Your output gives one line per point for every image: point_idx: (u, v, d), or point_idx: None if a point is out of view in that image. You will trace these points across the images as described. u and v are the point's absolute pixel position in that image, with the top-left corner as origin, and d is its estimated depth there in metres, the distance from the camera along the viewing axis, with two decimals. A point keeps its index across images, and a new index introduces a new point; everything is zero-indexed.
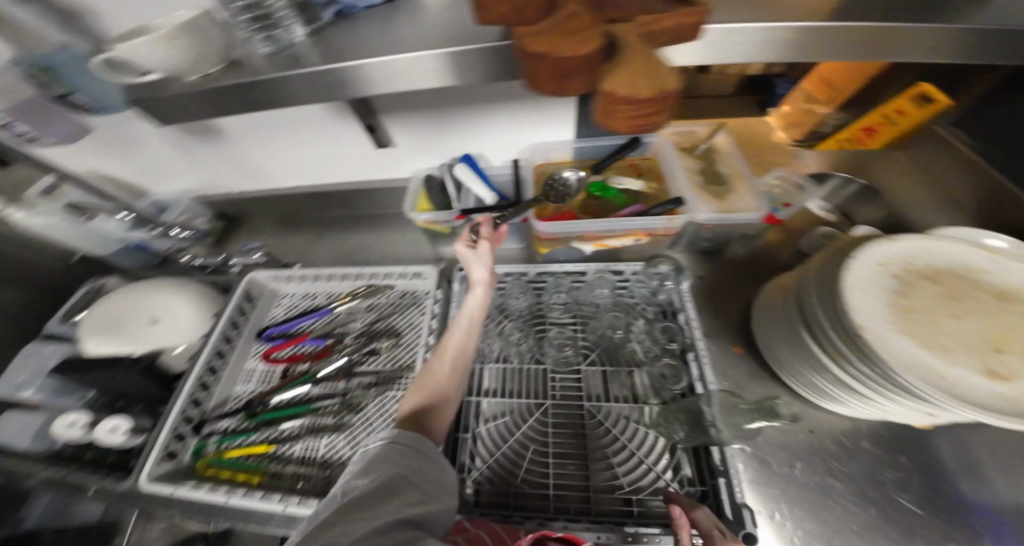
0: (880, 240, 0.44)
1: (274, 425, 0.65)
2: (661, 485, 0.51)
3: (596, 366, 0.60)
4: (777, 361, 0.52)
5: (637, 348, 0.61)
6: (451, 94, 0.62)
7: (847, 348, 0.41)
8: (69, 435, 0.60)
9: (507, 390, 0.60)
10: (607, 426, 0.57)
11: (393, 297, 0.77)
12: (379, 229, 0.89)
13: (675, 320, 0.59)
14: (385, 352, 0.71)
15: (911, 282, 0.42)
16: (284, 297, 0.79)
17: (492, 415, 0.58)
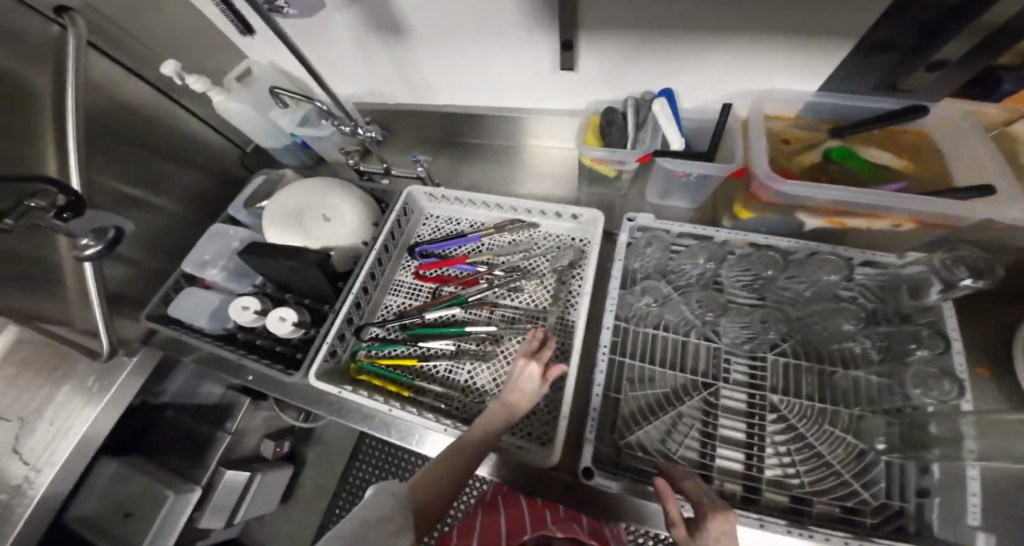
0: None
1: (422, 341, 0.65)
2: (850, 490, 0.47)
3: (786, 357, 0.54)
4: None
5: (837, 349, 0.53)
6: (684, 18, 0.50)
7: None
8: (243, 318, 0.66)
9: (672, 362, 0.55)
10: (789, 422, 0.51)
11: (537, 236, 0.71)
12: (525, 164, 0.85)
13: (911, 324, 0.50)
14: (528, 290, 0.67)
15: None
16: (430, 218, 0.79)
17: (649, 383, 0.54)
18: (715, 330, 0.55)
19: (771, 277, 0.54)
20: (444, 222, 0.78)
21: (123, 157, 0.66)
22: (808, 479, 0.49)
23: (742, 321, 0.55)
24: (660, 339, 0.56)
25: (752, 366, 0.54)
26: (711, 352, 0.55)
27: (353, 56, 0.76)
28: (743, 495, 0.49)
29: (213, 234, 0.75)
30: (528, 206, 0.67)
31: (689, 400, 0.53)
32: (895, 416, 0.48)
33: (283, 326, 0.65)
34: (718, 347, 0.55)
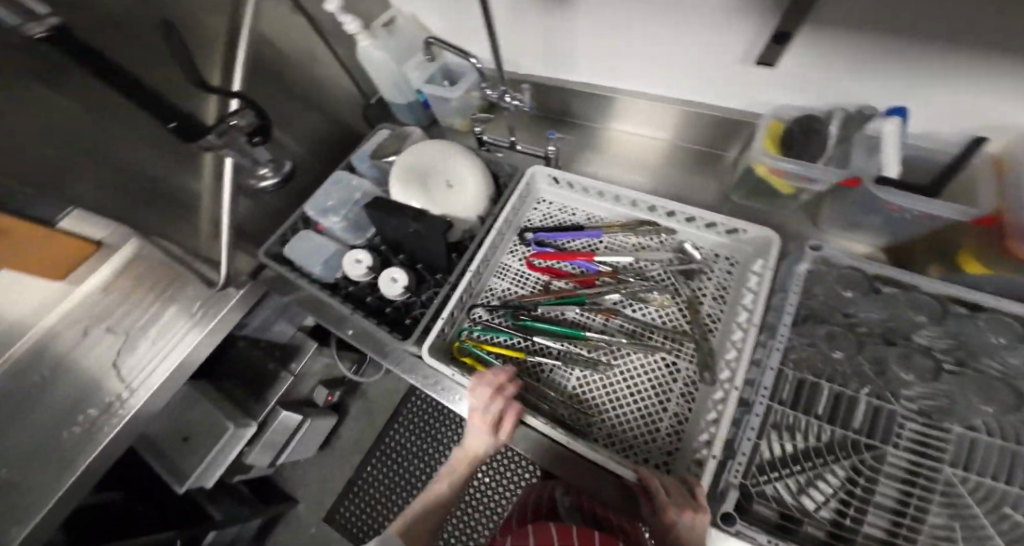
0: None
1: (530, 335, 0.55)
2: None
3: (977, 433, 0.43)
4: None
5: None
6: (945, 33, 0.41)
7: None
8: (354, 270, 0.67)
9: (826, 414, 0.47)
10: (963, 503, 0.41)
11: (668, 242, 0.60)
12: (656, 160, 0.78)
13: None
14: (655, 303, 0.56)
15: None
16: (541, 202, 0.67)
17: (788, 427, 0.46)
18: (893, 390, 0.46)
19: (995, 348, 0.45)
20: (555, 209, 0.67)
21: (265, 92, 0.64)
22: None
23: (936, 388, 0.45)
24: (821, 389, 0.47)
25: (928, 432, 0.44)
26: (881, 413, 0.46)
27: (503, 18, 0.70)
28: None
29: (336, 181, 0.76)
30: (675, 206, 0.55)
31: (840, 458, 0.45)
32: None
33: (395, 287, 0.65)
34: (891, 408, 0.46)
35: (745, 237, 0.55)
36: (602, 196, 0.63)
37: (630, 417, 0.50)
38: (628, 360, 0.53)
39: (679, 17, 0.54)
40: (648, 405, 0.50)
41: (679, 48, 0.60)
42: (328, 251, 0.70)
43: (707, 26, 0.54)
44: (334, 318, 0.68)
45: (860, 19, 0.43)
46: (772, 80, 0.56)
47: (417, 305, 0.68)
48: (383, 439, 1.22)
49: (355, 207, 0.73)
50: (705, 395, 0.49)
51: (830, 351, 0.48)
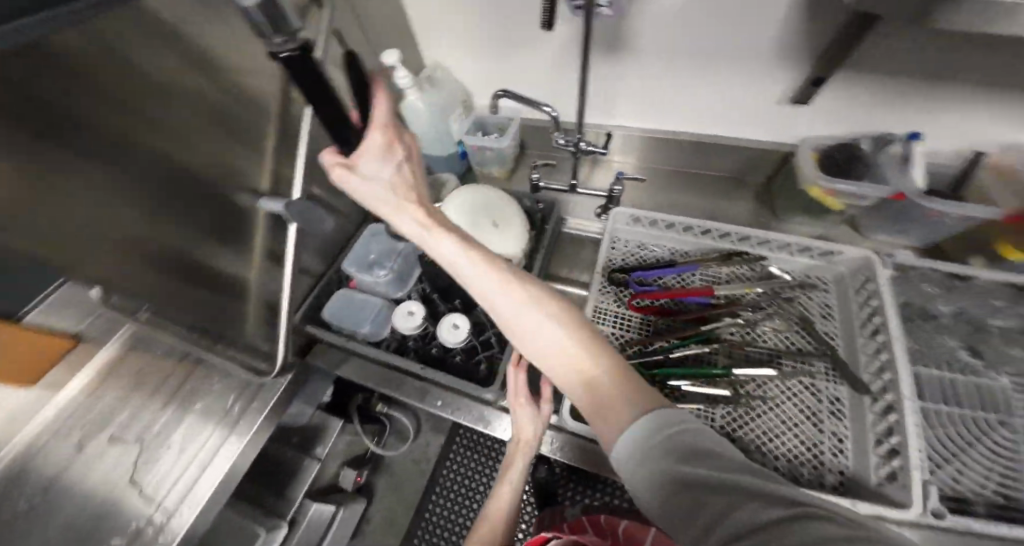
0: None
1: (664, 380, 0.55)
2: None
3: None
4: None
5: None
6: (974, 65, 0.54)
7: None
8: (407, 324, 0.65)
9: (963, 401, 0.49)
10: None
11: (759, 270, 0.65)
12: (690, 190, 0.82)
13: None
14: (769, 330, 0.59)
15: None
16: (622, 241, 0.70)
17: (936, 422, 0.48)
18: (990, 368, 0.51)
19: None
20: (634, 247, 0.69)
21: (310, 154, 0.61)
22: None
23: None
24: (958, 383, 0.51)
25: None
26: (989, 389, 0.50)
27: (541, 71, 0.73)
28: None
29: (374, 232, 0.74)
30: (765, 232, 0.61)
31: (981, 433, 0.48)
32: None
33: (457, 334, 0.63)
34: (997, 385, 0.50)
35: (839, 258, 0.60)
36: (682, 230, 0.67)
37: (787, 447, 0.50)
38: (768, 391, 0.54)
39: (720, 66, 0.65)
40: (806, 431, 0.51)
41: (714, 91, 0.70)
42: (374, 307, 0.69)
43: (744, 68, 0.65)
44: (410, 387, 0.63)
45: (890, 58, 0.57)
46: (809, 117, 0.69)
47: (481, 346, 0.65)
48: (420, 517, 0.94)
49: (401, 259, 0.71)
50: (860, 415, 0.50)
51: (930, 345, 0.53)
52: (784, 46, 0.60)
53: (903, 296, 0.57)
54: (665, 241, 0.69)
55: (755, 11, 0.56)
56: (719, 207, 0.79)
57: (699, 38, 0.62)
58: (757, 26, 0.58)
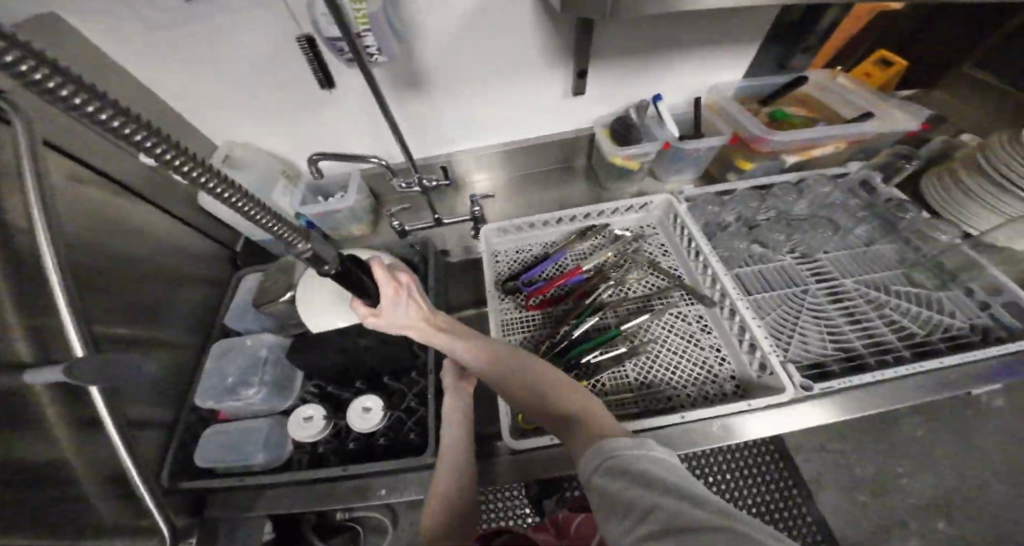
0: None
1: (578, 360, 0.62)
2: (948, 322, 0.57)
3: (835, 252, 0.68)
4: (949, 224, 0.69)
5: (860, 233, 0.70)
6: (673, 37, 0.71)
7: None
8: (311, 430, 0.58)
9: (776, 285, 0.65)
10: (869, 291, 0.63)
11: (609, 236, 0.77)
12: (534, 188, 0.91)
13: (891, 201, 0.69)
14: (634, 282, 0.71)
15: None
16: (499, 253, 0.77)
17: (765, 308, 0.62)
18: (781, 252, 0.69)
19: (782, 208, 0.73)
20: (511, 254, 0.77)
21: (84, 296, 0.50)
22: (921, 326, 0.58)
23: (797, 243, 0.70)
24: (766, 271, 0.67)
25: (813, 265, 0.67)
26: (786, 269, 0.67)
27: (345, 125, 0.71)
28: (888, 356, 0.56)
29: (224, 351, 0.64)
30: (600, 206, 0.75)
31: (800, 304, 0.62)
32: (916, 268, 0.65)
33: (368, 417, 0.58)
34: (788, 263, 0.67)
35: (652, 206, 0.76)
36: (544, 225, 0.77)
37: (684, 373, 0.60)
38: (651, 329, 0.65)
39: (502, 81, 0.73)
40: (693, 354, 0.61)
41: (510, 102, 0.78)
42: (265, 430, 0.59)
43: (523, 81, 0.74)
44: (339, 497, 0.55)
45: (620, 49, 0.72)
46: (590, 104, 0.82)
47: (404, 415, 0.61)
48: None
49: (274, 366, 0.62)
50: (720, 324, 0.63)
51: (737, 250, 0.69)
52: (541, 54, 0.69)
53: (704, 219, 0.73)
54: (534, 238, 0.79)
55: (506, 32, 0.64)
56: (560, 195, 0.89)
57: (472, 62, 0.68)
58: (516, 44, 0.66)
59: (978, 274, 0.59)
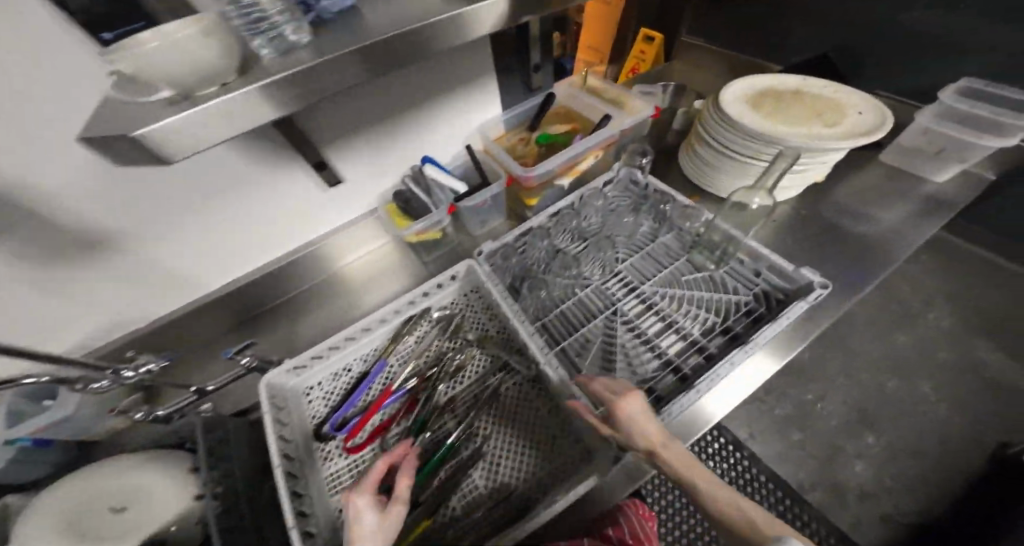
0: (724, 89, 0.73)
1: (417, 495, 0.55)
2: (733, 301, 0.64)
3: (629, 260, 0.71)
4: (716, 186, 0.75)
5: (643, 230, 0.73)
6: (401, 98, 0.66)
7: (759, 151, 0.66)
8: None
9: (587, 318, 0.66)
10: (669, 290, 0.67)
11: (429, 323, 0.69)
12: (345, 285, 0.79)
13: (654, 193, 0.73)
14: (461, 368, 0.65)
15: (754, 103, 0.72)
16: (310, 391, 0.67)
17: (584, 350, 0.62)
18: (585, 279, 0.70)
19: (571, 231, 0.74)
20: (328, 385, 0.68)
21: None
22: (715, 314, 0.63)
23: (597, 262, 0.71)
24: (576, 307, 0.67)
25: (618, 280, 0.70)
26: (596, 294, 0.68)
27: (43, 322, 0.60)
28: (698, 360, 0.59)
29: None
30: (404, 300, 0.67)
31: (613, 332, 0.64)
32: (695, 246, 0.70)
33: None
34: (596, 287, 0.69)
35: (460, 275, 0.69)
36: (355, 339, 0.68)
37: (528, 454, 0.58)
38: (484, 417, 0.61)
39: (213, 210, 0.61)
40: (530, 429, 0.60)
41: (248, 222, 0.66)
42: None
43: (242, 202, 0.62)
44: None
45: (341, 133, 0.63)
46: (354, 191, 0.71)
47: None
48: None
49: None
50: (553, 388, 0.58)
51: (546, 295, 0.68)
52: (242, 171, 0.59)
53: (506, 270, 0.70)
54: (349, 356, 0.69)
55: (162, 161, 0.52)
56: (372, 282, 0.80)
57: (156, 206, 0.56)
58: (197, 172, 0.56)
59: (737, 244, 0.67)
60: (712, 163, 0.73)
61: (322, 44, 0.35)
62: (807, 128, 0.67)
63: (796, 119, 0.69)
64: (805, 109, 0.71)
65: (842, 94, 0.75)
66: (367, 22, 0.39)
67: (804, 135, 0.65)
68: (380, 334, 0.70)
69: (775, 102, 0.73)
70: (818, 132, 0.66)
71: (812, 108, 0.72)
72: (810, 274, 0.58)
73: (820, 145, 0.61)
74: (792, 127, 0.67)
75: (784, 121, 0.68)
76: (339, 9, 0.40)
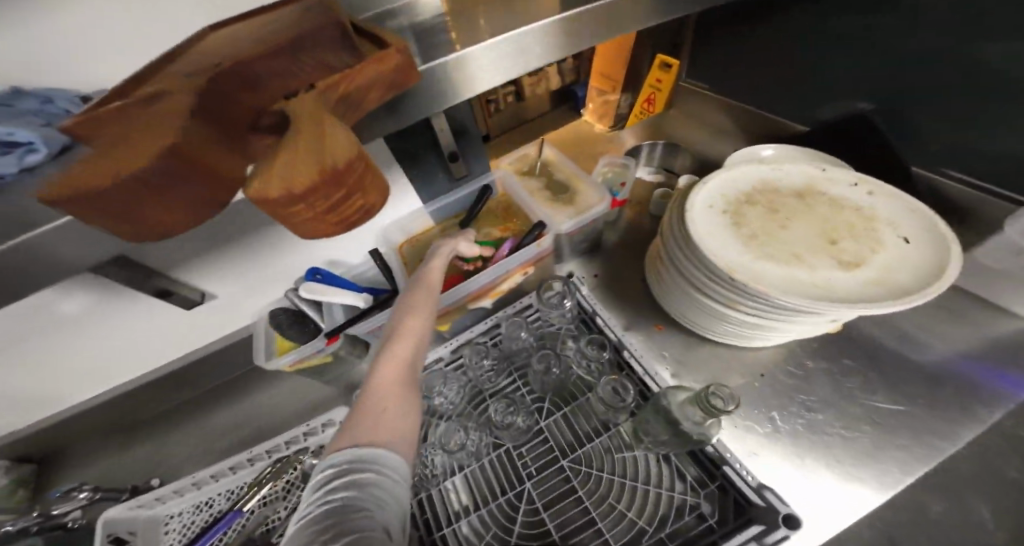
0: (700, 188, 0.55)
1: None
2: (677, 502, 0.47)
3: (555, 414, 0.56)
4: (689, 322, 0.58)
5: (581, 373, 0.58)
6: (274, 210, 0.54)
7: (734, 292, 0.48)
8: None
9: (485, 496, 0.51)
10: (595, 470, 0.51)
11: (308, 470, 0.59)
12: (244, 393, 0.70)
13: (598, 327, 0.59)
14: None
15: (736, 214, 0.54)
16: (170, 519, 0.58)
17: (472, 544, 0.48)
18: (496, 434, 0.55)
19: (490, 366, 0.59)
20: (189, 518, 0.58)
21: None
22: (648, 520, 0.47)
23: (510, 411, 0.55)
24: (477, 475, 0.52)
25: (537, 442, 0.54)
26: (505, 461, 0.53)
27: None
28: None
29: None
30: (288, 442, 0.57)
31: (513, 522, 0.49)
32: (640, 411, 0.52)
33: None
34: (505, 449, 0.54)
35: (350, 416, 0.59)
36: (229, 472, 0.59)
37: None
38: None
39: (57, 337, 0.54)
40: None
41: (108, 341, 0.58)
42: None
43: (84, 323, 0.54)
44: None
45: (197, 253, 0.52)
46: (228, 299, 0.61)
47: None
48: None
49: None
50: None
51: (439, 455, 0.54)
52: (80, 305, 0.51)
53: None
54: (217, 490, 0.59)
55: None
56: (271, 393, 0.70)
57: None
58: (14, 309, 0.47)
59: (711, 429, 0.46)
60: (682, 294, 0.56)
61: None
62: (806, 265, 0.48)
63: (801, 248, 0.50)
64: (812, 229, 0.53)
65: (876, 203, 0.55)
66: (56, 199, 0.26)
67: (804, 280, 0.47)
68: (254, 470, 0.60)
69: (769, 214, 0.54)
70: (827, 279, 0.47)
71: (826, 226, 0.53)
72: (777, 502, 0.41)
73: (811, 307, 0.43)
74: (785, 262, 0.49)
75: (779, 252, 0.50)
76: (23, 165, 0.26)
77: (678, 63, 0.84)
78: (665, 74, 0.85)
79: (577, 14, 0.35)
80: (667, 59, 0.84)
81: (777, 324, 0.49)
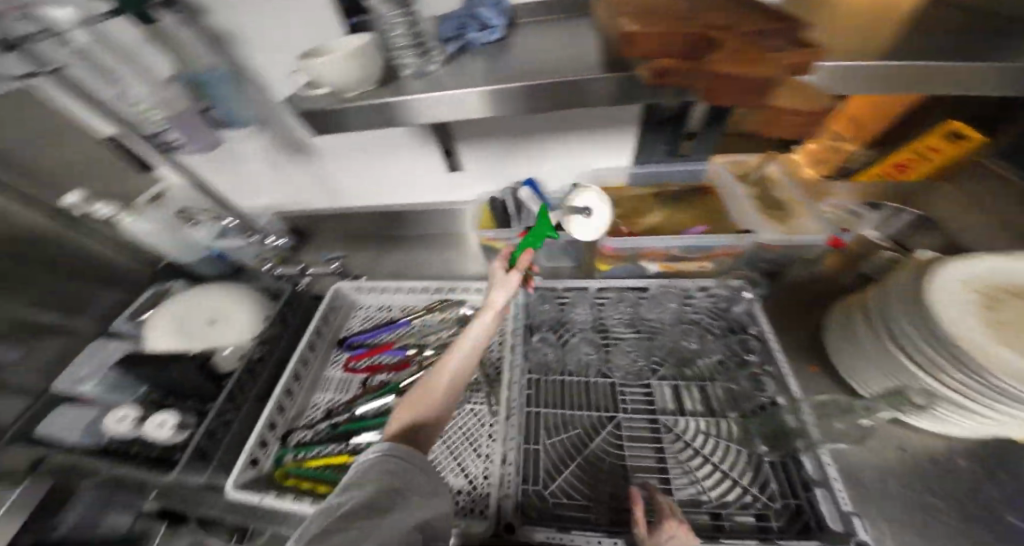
0: (954, 261, 0.49)
1: (353, 437, 0.62)
2: (749, 499, 0.49)
3: (666, 380, 0.61)
4: (858, 378, 0.55)
5: (707, 363, 0.61)
6: (533, 126, 0.70)
7: (945, 363, 0.43)
8: (117, 429, 0.63)
9: (581, 404, 0.60)
10: (686, 441, 0.55)
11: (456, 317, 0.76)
12: (437, 251, 0.92)
13: (749, 334, 0.60)
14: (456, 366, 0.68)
15: (995, 298, 0.46)
16: (362, 308, 0.84)
17: (555, 428, 0.57)
18: (606, 369, 0.63)
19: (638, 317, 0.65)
20: (372, 312, 0.83)
21: None
22: (714, 496, 0.51)
23: (628, 356, 0.63)
24: (583, 386, 0.62)
25: (641, 392, 0.61)
26: (607, 390, 0.62)
27: (268, 179, 0.90)
28: None
29: (93, 351, 0.73)
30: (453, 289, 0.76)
31: (597, 434, 0.57)
32: (759, 417, 0.53)
33: (162, 432, 0.62)
34: (612, 382, 0.62)
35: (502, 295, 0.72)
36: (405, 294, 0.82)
37: (449, 476, 0.57)
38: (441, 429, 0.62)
39: (376, 156, 0.81)
40: (465, 458, 0.58)
41: (392, 173, 0.84)
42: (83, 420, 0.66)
43: (391, 154, 0.80)
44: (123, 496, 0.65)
45: (476, 135, 0.72)
46: (474, 175, 0.82)
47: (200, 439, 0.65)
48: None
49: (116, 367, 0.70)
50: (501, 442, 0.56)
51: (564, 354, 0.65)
52: (399, 141, 0.77)
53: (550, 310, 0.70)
54: (396, 301, 0.83)
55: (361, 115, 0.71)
56: (453, 259, 0.90)
57: (341, 139, 0.78)
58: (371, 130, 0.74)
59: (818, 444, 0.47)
60: (871, 347, 0.52)
61: (438, 80, 0.42)
62: None
63: None
64: None
65: None
66: (488, 67, 0.43)
67: None
68: (424, 298, 0.82)
69: None
70: None
71: None
72: (860, 527, 0.41)
73: None
74: None
75: None
76: (488, 39, 0.47)
77: (982, 137, 0.66)
78: (946, 145, 0.68)
79: (924, 65, 0.36)
80: (964, 130, 0.66)
81: (977, 413, 0.43)
